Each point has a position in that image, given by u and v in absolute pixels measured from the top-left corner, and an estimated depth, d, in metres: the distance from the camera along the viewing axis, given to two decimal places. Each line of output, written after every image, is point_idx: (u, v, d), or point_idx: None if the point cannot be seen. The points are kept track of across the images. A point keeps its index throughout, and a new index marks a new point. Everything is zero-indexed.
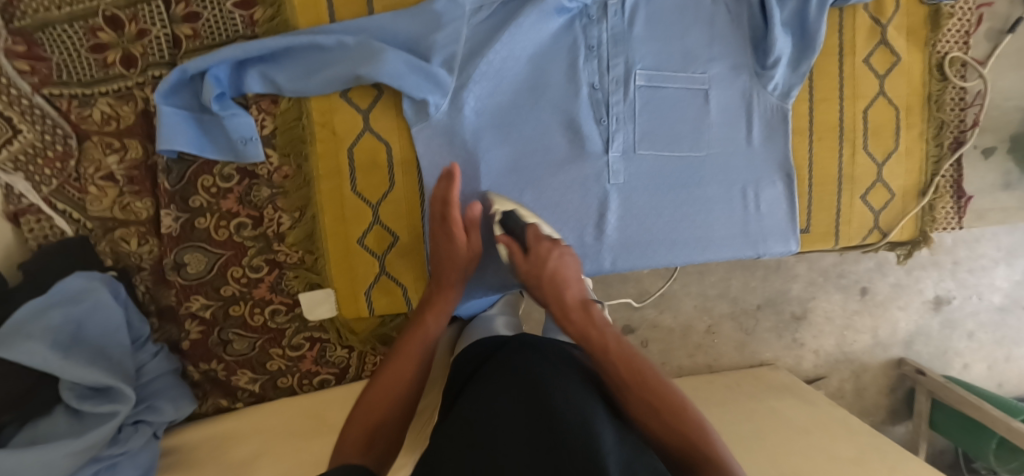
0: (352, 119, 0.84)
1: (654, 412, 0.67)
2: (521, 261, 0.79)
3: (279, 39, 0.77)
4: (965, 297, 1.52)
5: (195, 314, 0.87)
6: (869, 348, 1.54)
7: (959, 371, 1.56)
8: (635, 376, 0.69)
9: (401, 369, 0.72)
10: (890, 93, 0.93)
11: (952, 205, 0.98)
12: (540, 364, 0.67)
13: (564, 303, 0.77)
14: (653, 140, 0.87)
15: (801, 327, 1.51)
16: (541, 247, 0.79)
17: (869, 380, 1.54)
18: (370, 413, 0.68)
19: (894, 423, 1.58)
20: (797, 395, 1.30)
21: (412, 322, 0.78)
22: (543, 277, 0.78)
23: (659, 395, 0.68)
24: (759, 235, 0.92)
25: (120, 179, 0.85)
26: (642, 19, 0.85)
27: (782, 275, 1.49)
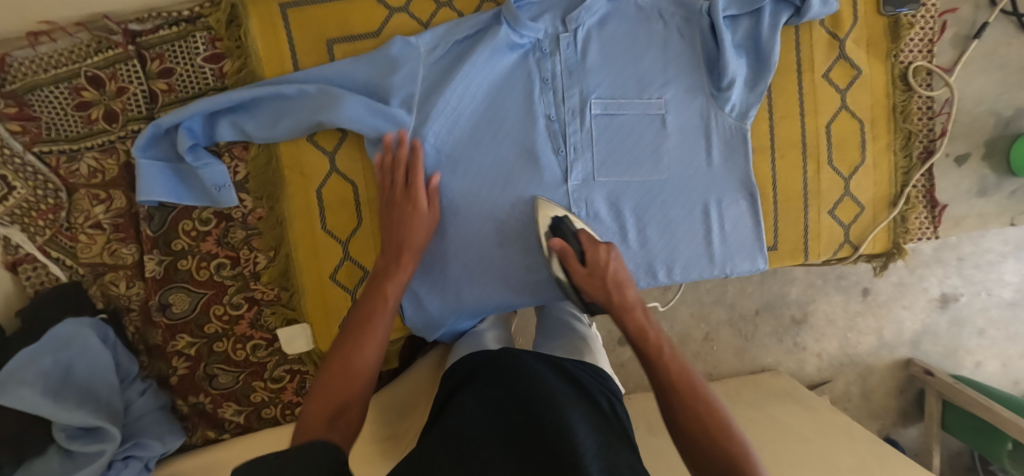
0: (320, 161, 0.88)
1: (686, 407, 0.66)
2: (579, 268, 0.81)
3: (245, 91, 0.81)
4: (973, 294, 1.48)
5: (181, 351, 0.92)
6: (874, 350, 1.52)
7: (970, 370, 1.53)
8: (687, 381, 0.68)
9: (367, 341, 0.70)
10: (852, 106, 0.92)
11: (926, 215, 0.97)
12: (529, 373, 0.69)
13: (625, 300, 0.78)
14: (611, 167, 0.89)
15: (801, 331, 1.49)
16: (600, 250, 0.80)
17: (876, 382, 1.52)
18: (336, 388, 0.64)
19: (905, 425, 1.56)
20: (798, 402, 1.30)
21: (371, 293, 0.77)
22: (606, 280, 0.79)
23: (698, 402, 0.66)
24: (725, 255, 0.93)
25: (107, 227, 0.90)
26: (593, 50, 0.87)
27: (779, 279, 1.48)
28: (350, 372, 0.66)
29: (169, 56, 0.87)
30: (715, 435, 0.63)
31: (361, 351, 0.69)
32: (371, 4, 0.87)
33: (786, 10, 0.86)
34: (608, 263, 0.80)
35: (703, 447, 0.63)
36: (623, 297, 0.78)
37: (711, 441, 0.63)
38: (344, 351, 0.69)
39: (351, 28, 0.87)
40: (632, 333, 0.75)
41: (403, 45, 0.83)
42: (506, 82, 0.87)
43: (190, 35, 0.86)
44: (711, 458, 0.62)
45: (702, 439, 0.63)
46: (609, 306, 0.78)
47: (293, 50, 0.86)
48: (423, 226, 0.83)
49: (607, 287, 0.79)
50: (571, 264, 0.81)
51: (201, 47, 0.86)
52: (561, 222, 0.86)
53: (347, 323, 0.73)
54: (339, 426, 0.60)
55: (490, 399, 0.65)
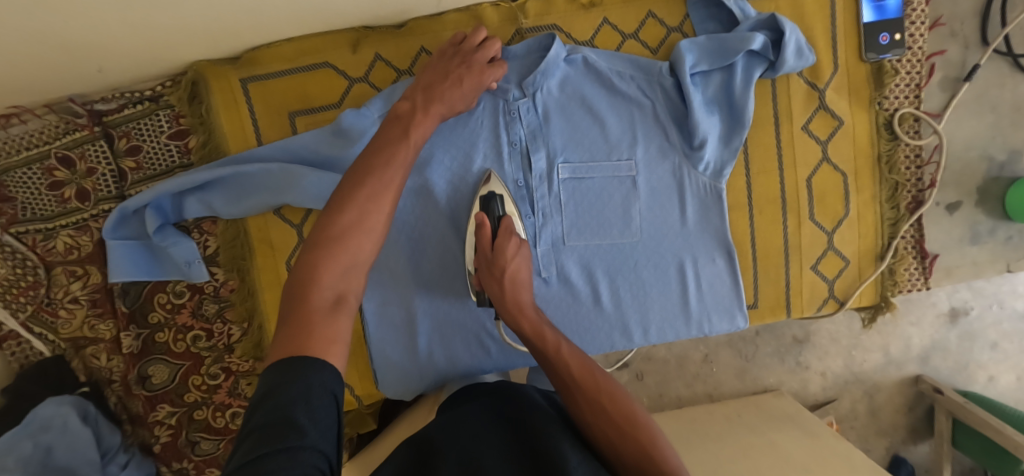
0: (288, 234, 0.89)
1: (593, 402, 0.65)
2: (487, 248, 0.77)
3: (209, 171, 0.81)
4: (984, 307, 1.44)
5: (162, 420, 0.94)
6: (881, 367, 1.47)
7: (983, 385, 1.47)
8: (586, 374, 0.67)
9: (381, 196, 0.62)
10: (834, 158, 0.89)
11: (916, 266, 0.93)
12: (527, 395, 0.71)
13: (520, 303, 0.75)
14: (581, 231, 0.87)
15: (804, 350, 1.46)
16: (512, 240, 0.76)
17: (883, 400, 1.48)
18: (337, 258, 0.57)
19: (916, 442, 1.51)
20: (800, 427, 1.25)
21: (375, 152, 0.65)
22: (503, 275, 0.75)
23: (610, 396, 0.64)
24: (702, 315, 0.90)
25: (85, 302, 0.92)
26: (557, 113, 0.85)
27: None
28: (357, 248, 0.59)
29: (135, 134, 0.88)
30: (622, 429, 0.62)
31: (362, 237, 0.59)
32: (330, 75, 0.85)
33: (759, 64, 0.82)
34: (512, 258, 0.76)
35: (613, 442, 0.62)
36: (515, 295, 0.75)
37: (620, 435, 0.62)
38: (352, 210, 0.60)
39: (312, 100, 0.86)
40: (530, 333, 0.72)
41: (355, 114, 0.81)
42: (468, 148, 0.85)
43: (153, 113, 0.87)
44: (621, 453, 0.62)
45: (612, 432, 0.63)
46: (505, 307, 0.75)
47: (256, 124, 0.86)
48: (455, 103, 0.74)
49: (503, 283, 0.75)
50: (479, 246, 0.77)
51: (166, 125, 0.87)
52: (493, 196, 0.82)
53: (346, 177, 0.63)
54: (342, 327, 0.54)
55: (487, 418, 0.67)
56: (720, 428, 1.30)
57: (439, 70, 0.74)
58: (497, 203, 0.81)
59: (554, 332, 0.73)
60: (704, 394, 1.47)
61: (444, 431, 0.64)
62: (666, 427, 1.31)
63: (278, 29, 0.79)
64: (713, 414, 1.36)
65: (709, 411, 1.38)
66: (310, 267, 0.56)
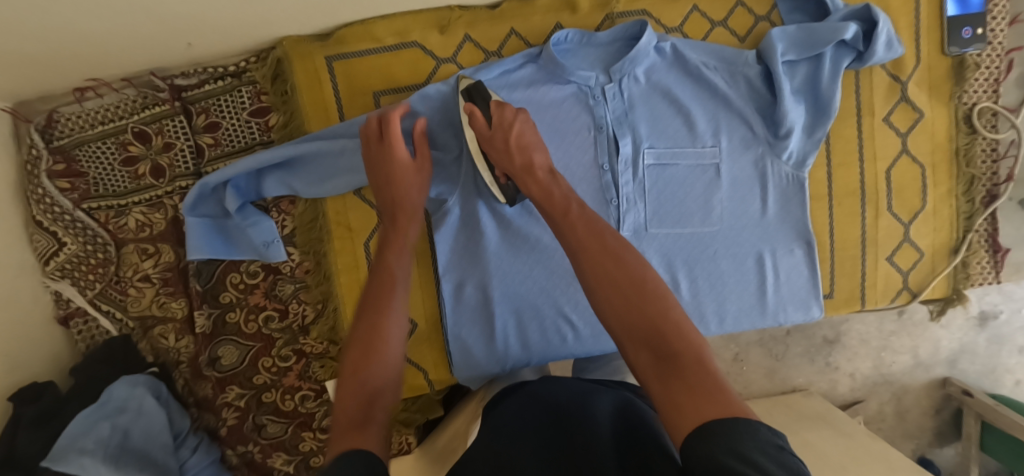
0: (367, 214, 0.87)
1: (596, 266, 0.60)
2: (483, 129, 0.74)
3: (292, 147, 0.80)
4: (1014, 311, 1.44)
5: (231, 403, 0.92)
6: (910, 370, 1.48)
7: (1010, 389, 1.49)
8: (597, 242, 0.62)
9: (388, 308, 0.64)
10: (913, 150, 0.89)
11: (988, 260, 0.93)
12: (561, 387, 0.68)
13: (530, 164, 0.73)
14: (662, 218, 0.87)
15: (834, 351, 1.47)
16: (503, 109, 0.75)
17: (911, 403, 1.49)
18: (360, 382, 0.57)
19: (941, 445, 1.53)
20: (832, 426, 1.28)
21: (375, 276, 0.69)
22: (509, 142, 0.74)
23: (621, 268, 0.59)
24: (778, 305, 0.91)
25: (156, 281, 0.90)
26: (642, 100, 0.85)
27: None
28: (374, 376, 0.58)
29: (214, 110, 0.86)
30: (628, 297, 0.56)
31: (381, 355, 0.59)
32: (417, 54, 0.84)
33: (848, 54, 0.83)
34: (513, 128, 0.74)
35: (628, 319, 0.55)
36: (526, 160, 0.73)
37: (626, 302, 0.56)
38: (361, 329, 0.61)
39: (396, 80, 0.85)
40: (540, 195, 0.70)
41: (433, 91, 0.81)
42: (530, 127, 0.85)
43: (236, 89, 0.85)
44: (628, 321, 0.55)
45: (618, 299, 0.57)
46: (513, 171, 0.73)
47: (339, 103, 0.85)
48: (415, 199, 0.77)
49: (510, 148, 0.74)
50: (476, 131, 0.75)
51: (247, 101, 0.86)
52: (477, 86, 0.78)
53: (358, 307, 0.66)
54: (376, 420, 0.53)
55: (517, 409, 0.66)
56: None
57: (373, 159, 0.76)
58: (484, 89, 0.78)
59: (565, 193, 0.70)
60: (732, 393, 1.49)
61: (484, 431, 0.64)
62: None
63: (374, 5, 0.78)
64: None
65: None
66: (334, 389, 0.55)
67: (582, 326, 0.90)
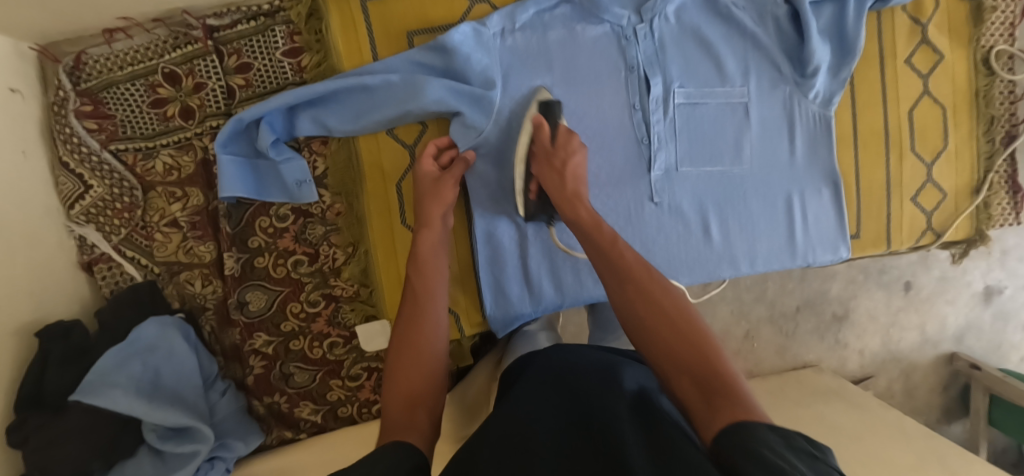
0: (400, 155, 0.87)
1: (650, 302, 0.62)
2: (547, 143, 0.79)
3: (328, 83, 0.80)
4: (1017, 287, 1.47)
5: (258, 350, 0.90)
6: (917, 346, 1.50)
7: (1016, 365, 1.52)
8: (642, 270, 0.65)
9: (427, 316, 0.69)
10: (935, 92, 0.91)
11: (1008, 201, 0.95)
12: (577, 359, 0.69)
13: (577, 193, 0.77)
14: (693, 158, 0.88)
15: (843, 328, 1.48)
16: (571, 138, 0.80)
17: (919, 379, 1.51)
18: (409, 363, 0.64)
19: (949, 422, 1.54)
20: (846, 399, 1.28)
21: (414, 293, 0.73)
22: (563, 167, 0.79)
23: (663, 296, 0.62)
24: (807, 246, 0.92)
25: (183, 225, 0.89)
26: (672, 40, 0.86)
27: (820, 275, 1.47)
28: (422, 352, 0.66)
29: (246, 51, 0.86)
30: (673, 322, 0.59)
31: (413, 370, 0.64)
32: None
33: None
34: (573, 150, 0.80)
35: (670, 341, 0.58)
36: (575, 187, 0.78)
37: (670, 326, 0.59)
38: (402, 346, 0.66)
39: (430, 19, 0.86)
40: (585, 224, 0.73)
41: (467, 30, 0.82)
42: (565, 66, 0.86)
43: (269, 29, 0.86)
44: (670, 345, 0.58)
45: (665, 329, 0.59)
46: (561, 193, 0.77)
47: (373, 42, 0.86)
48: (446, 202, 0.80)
49: (564, 176, 0.78)
50: (537, 144, 0.80)
51: (280, 42, 0.86)
52: (553, 102, 0.82)
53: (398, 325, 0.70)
54: (417, 423, 0.58)
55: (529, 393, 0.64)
56: (771, 402, 1.29)
57: (423, 179, 0.81)
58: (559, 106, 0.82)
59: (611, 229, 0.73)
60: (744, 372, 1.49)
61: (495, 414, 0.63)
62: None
63: None
64: (758, 389, 1.35)
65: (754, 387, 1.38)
66: (412, 335, 0.67)
67: None
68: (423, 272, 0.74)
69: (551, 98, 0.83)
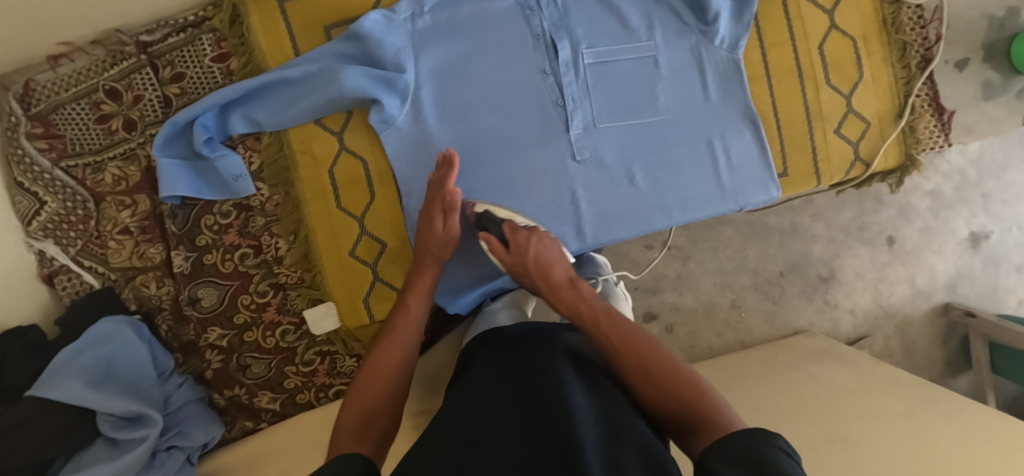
0: (329, 142, 0.92)
1: (636, 364, 0.63)
2: (503, 253, 0.80)
3: (250, 81, 0.85)
4: (1002, 231, 1.46)
5: (214, 344, 0.93)
6: (910, 299, 1.47)
7: (1014, 309, 1.48)
8: (618, 333, 0.67)
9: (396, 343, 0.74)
10: (842, 25, 0.93)
11: (935, 123, 0.96)
12: (528, 339, 0.70)
13: (551, 277, 0.77)
14: (610, 113, 0.91)
15: (830, 288, 1.45)
16: (518, 232, 0.81)
17: (916, 334, 1.47)
18: (377, 379, 0.69)
19: (954, 376, 1.50)
20: (837, 358, 1.23)
21: (396, 311, 0.79)
22: (529, 260, 0.79)
23: (639, 350, 0.64)
24: (735, 188, 0.93)
25: (134, 230, 0.93)
26: (574, 4, 0.90)
27: (800, 237, 1.44)
28: (384, 369, 0.70)
29: (178, 62, 0.92)
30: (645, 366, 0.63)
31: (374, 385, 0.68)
32: None
33: None
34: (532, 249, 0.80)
35: (651, 380, 0.62)
36: (546, 266, 0.78)
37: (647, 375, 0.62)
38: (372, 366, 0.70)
39: (344, 11, 0.91)
40: (568, 311, 0.73)
41: (378, 17, 0.86)
42: (475, 40, 0.90)
43: (197, 38, 0.92)
44: (655, 387, 0.62)
45: (651, 373, 0.62)
46: (539, 289, 0.78)
47: (293, 38, 0.91)
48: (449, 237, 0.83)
49: (530, 266, 0.78)
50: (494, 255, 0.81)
51: (208, 49, 0.92)
52: (486, 214, 0.87)
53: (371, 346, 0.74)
54: (370, 433, 0.62)
55: (507, 383, 0.62)
56: (760, 369, 1.25)
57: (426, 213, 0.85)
58: (493, 213, 0.87)
59: (591, 303, 0.72)
60: (735, 343, 1.44)
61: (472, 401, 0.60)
62: (707, 370, 1.28)
63: None
64: (749, 358, 1.31)
65: (745, 356, 1.34)
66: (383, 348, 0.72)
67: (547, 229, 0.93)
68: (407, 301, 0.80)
69: (485, 209, 0.88)
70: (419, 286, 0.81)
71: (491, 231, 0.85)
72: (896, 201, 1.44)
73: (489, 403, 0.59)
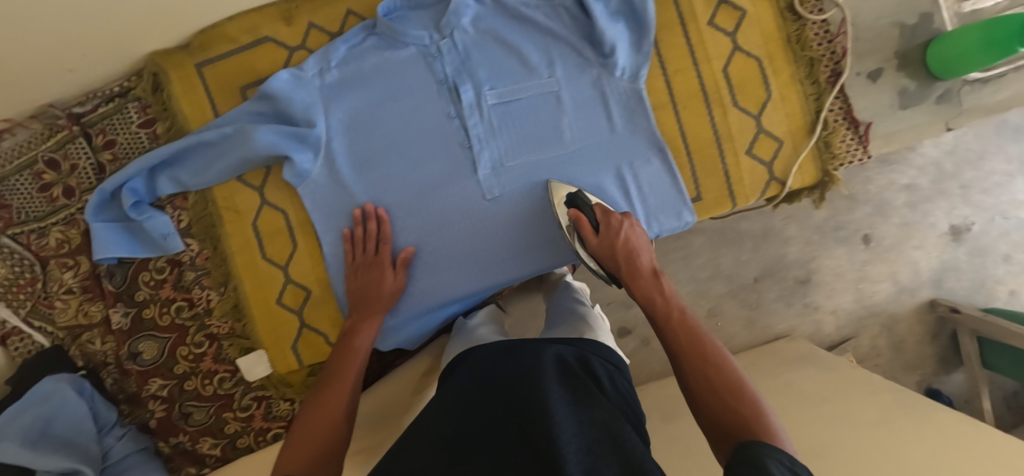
0: (250, 196, 0.96)
1: (698, 361, 0.68)
2: (591, 233, 0.86)
3: (170, 146, 0.90)
4: (986, 221, 1.41)
5: (155, 394, 0.98)
6: (893, 297, 1.42)
7: (1005, 300, 1.44)
8: (691, 339, 0.71)
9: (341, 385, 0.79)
10: (745, 46, 0.93)
11: (851, 136, 0.96)
12: (511, 359, 0.72)
13: (638, 265, 0.84)
14: (517, 151, 0.92)
15: (809, 290, 1.40)
16: (611, 216, 0.87)
17: (903, 331, 1.43)
18: (322, 419, 0.73)
19: (948, 372, 1.45)
20: (817, 364, 1.21)
21: (340, 355, 0.85)
22: (619, 243, 0.85)
23: (705, 356, 0.68)
24: (648, 214, 0.94)
25: (77, 290, 0.98)
26: (474, 48, 0.92)
27: (774, 241, 1.39)
28: (329, 410, 0.75)
29: (109, 130, 0.98)
30: (713, 371, 0.66)
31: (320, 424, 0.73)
32: (271, 47, 0.95)
33: None
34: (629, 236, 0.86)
35: (713, 383, 0.65)
36: (631, 254, 0.85)
37: (708, 380, 0.65)
38: (316, 406, 0.76)
39: (257, 72, 0.96)
40: (643, 298, 0.81)
41: (285, 76, 0.90)
42: (381, 90, 0.93)
43: (124, 107, 0.97)
44: (713, 386, 0.64)
45: (710, 374, 0.65)
46: (621, 274, 0.85)
47: (212, 101, 0.96)
48: (389, 288, 0.91)
49: (616, 250, 0.85)
50: (583, 234, 0.87)
51: (135, 116, 0.97)
52: (579, 195, 0.89)
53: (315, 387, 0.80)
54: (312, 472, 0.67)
55: (495, 404, 0.64)
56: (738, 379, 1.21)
57: (360, 261, 0.92)
58: (584, 195, 0.89)
59: (666, 301, 0.79)
60: None
61: (450, 421, 0.62)
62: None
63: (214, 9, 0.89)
64: None
65: None
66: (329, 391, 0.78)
67: (464, 268, 0.95)
68: (351, 346, 0.86)
69: (577, 191, 0.90)
70: (363, 332, 0.87)
71: (581, 210, 0.88)
72: (872, 198, 1.39)
73: (474, 423, 0.61)
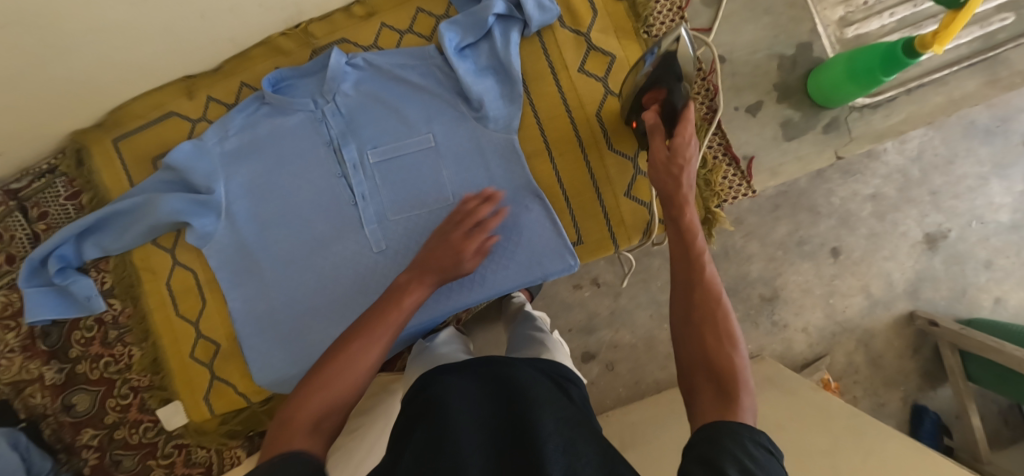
0: (164, 258, 1.03)
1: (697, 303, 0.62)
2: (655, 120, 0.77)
3: (89, 216, 0.96)
4: (962, 226, 1.26)
5: (87, 444, 1.06)
6: (866, 311, 1.28)
7: (990, 310, 1.28)
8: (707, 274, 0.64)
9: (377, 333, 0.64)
10: (617, 90, 0.96)
11: (733, 172, 0.96)
12: (499, 368, 0.68)
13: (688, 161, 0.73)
14: (401, 205, 0.96)
15: (776, 307, 1.27)
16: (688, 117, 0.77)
17: (882, 346, 1.28)
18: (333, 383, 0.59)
19: (935, 386, 1.29)
20: (778, 386, 1.10)
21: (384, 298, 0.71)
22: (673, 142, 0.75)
23: (714, 304, 0.61)
24: (532, 256, 0.94)
25: (18, 348, 1.05)
26: (356, 110, 0.97)
27: (735, 258, 1.26)
28: (360, 363, 0.62)
29: (42, 202, 1.06)
30: (717, 321, 0.60)
31: (342, 378, 0.60)
32: (176, 121, 1.03)
33: (514, 26, 0.93)
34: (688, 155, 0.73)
35: (706, 328, 0.60)
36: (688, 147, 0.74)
37: (718, 332, 0.59)
38: (352, 353, 0.62)
39: (165, 144, 1.04)
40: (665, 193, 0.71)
41: (186, 148, 0.96)
42: (274, 154, 0.99)
43: (52, 183, 1.06)
44: (703, 345, 0.59)
45: (710, 333, 0.59)
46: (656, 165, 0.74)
47: (128, 173, 1.04)
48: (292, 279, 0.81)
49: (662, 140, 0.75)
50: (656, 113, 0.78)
51: (63, 189, 1.06)
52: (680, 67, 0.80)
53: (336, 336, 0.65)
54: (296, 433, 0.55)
55: (485, 404, 0.60)
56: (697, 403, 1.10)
57: None
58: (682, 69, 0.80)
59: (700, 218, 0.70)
60: None
61: (430, 410, 0.59)
62: (645, 412, 1.16)
63: (117, 91, 0.97)
64: None
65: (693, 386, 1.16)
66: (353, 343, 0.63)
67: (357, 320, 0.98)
68: None
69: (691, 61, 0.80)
70: None
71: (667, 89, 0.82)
72: (837, 210, 1.26)
73: (467, 416, 0.58)
